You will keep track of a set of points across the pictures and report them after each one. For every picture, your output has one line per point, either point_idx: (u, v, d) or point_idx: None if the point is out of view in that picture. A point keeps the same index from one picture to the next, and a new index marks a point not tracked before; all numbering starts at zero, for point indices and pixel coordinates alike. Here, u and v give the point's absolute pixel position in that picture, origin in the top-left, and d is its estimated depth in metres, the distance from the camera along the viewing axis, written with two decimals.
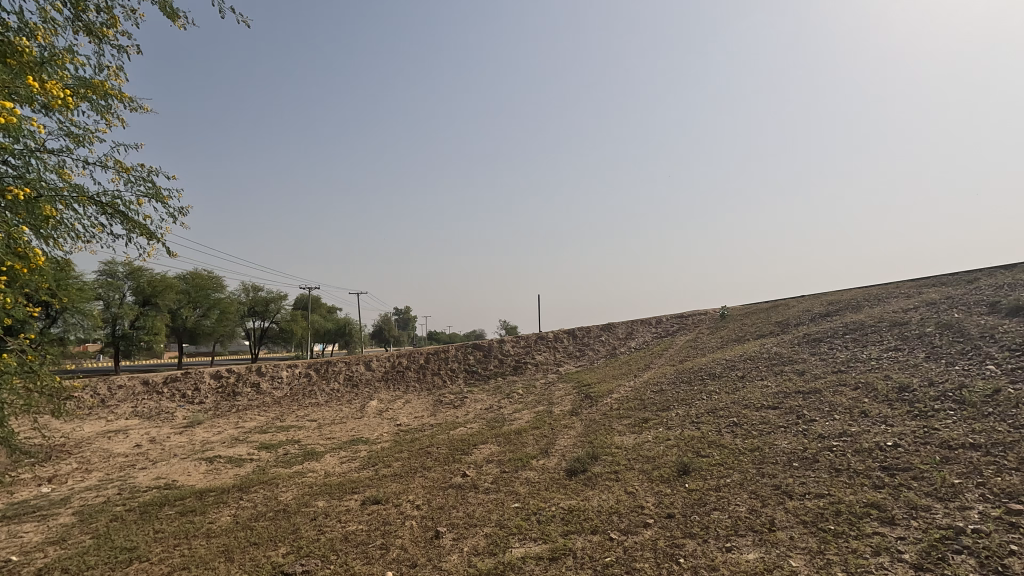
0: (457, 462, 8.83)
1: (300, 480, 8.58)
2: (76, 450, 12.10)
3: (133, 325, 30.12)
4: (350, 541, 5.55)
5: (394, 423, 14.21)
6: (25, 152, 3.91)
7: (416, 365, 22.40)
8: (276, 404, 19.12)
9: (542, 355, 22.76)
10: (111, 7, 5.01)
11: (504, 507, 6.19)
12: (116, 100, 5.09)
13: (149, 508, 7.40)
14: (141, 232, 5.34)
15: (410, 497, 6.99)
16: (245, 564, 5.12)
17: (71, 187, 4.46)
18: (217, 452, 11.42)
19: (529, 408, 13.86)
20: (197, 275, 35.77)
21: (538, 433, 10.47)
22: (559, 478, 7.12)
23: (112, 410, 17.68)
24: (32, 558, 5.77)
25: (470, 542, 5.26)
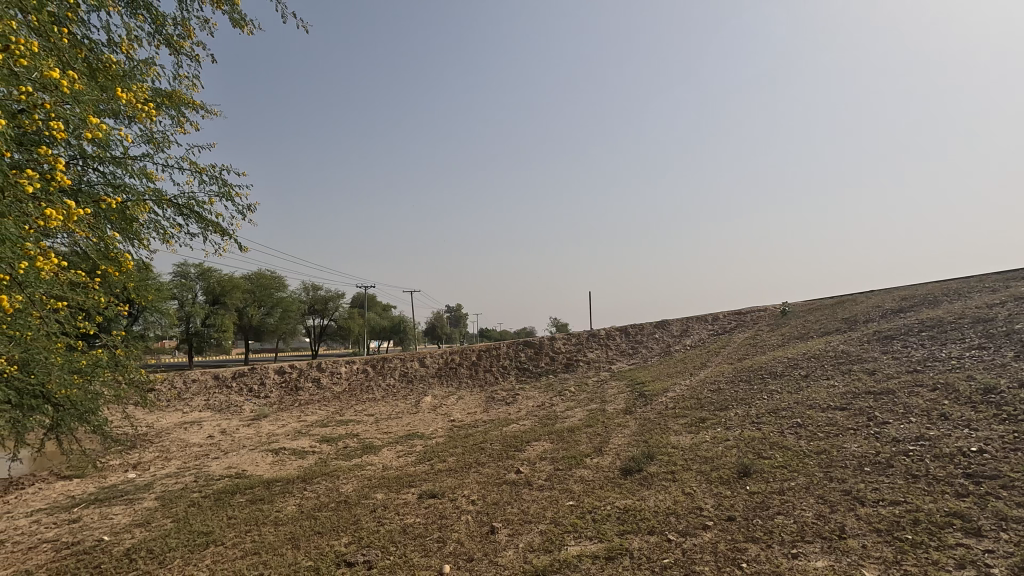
0: (511, 458, 8.89)
1: (360, 472, 8.88)
2: (157, 439, 13.03)
3: (205, 323, 32.13)
4: (408, 533, 5.69)
5: (448, 419, 14.44)
6: (113, 160, 4.21)
7: (468, 362, 22.72)
8: (335, 398, 19.84)
9: (594, 353, 22.53)
10: (186, 19, 5.32)
11: (559, 505, 6.19)
12: (190, 107, 5.40)
13: (222, 496, 7.87)
14: (214, 230, 5.67)
15: (465, 492, 7.10)
16: (311, 552, 5.34)
17: (153, 190, 4.77)
18: (282, 445, 11.98)
19: (582, 406, 13.78)
20: (261, 275, 37.53)
21: (592, 431, 10.36)
22: (614, 477, 7.03)
23: (187, 403, 18.89)
24: (121, 538, 6.25)
25: (526, 539, 5.28)
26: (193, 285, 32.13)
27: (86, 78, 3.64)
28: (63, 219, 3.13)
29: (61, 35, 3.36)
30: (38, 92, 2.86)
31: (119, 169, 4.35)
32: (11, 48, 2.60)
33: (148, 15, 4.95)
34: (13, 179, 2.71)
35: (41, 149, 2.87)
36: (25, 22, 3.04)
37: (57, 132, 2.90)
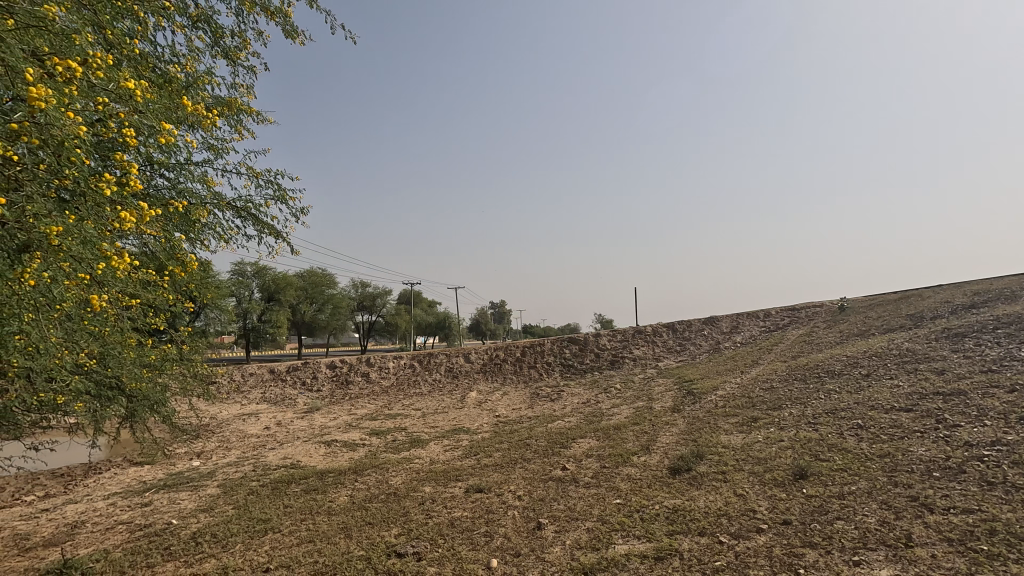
0: (556, 454, 8.88)
1: (408, 465, 9.07)
2: (219, 430, 13.72)
3: (261, 319, 33.60)
4: (456, 527, 5.76)
5: (493, 415, 14.56)
6: (178, 166, 4.42)
7: (512, 358, 22.82)
8: (384, 392, 20.34)
9: (641, 350, 22.18)
10: (242, 31, 5.54)
11: (606, 502, 6.13)
12: (247, 114, 5.63)
13: (279, 485, 8.21)
14: (269, 232, 5.91)
15: (511, 487, 7.14)
16: (363, 542, 5.50)
17: (213, 194, 4.99)
18: (334, 437, 12.37)
19: (628, 403, 13.59)
20: (312, 272, 38.81)
21: (639, 429, 10.20)
22: (662, 476, 6.90)
23: (246, 395, 19.80)
24: (187, 523, 6.61)
25: (573, 536, 5.26)
26: (250, 283, 33.59)
27: (155, 89, 3.83)
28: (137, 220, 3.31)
29: (133, 49, 3.56)
30: (113, 103, 3.01)
31: (182, 175, 4.56)
32: (91, 62, 2.79)
33: (207, 28, 5.18)
34: (94, 185, 2.89)
35: (116, 156, 3.03)
36: (99, 37, 3.20)
37: (129, 140, 3.04)
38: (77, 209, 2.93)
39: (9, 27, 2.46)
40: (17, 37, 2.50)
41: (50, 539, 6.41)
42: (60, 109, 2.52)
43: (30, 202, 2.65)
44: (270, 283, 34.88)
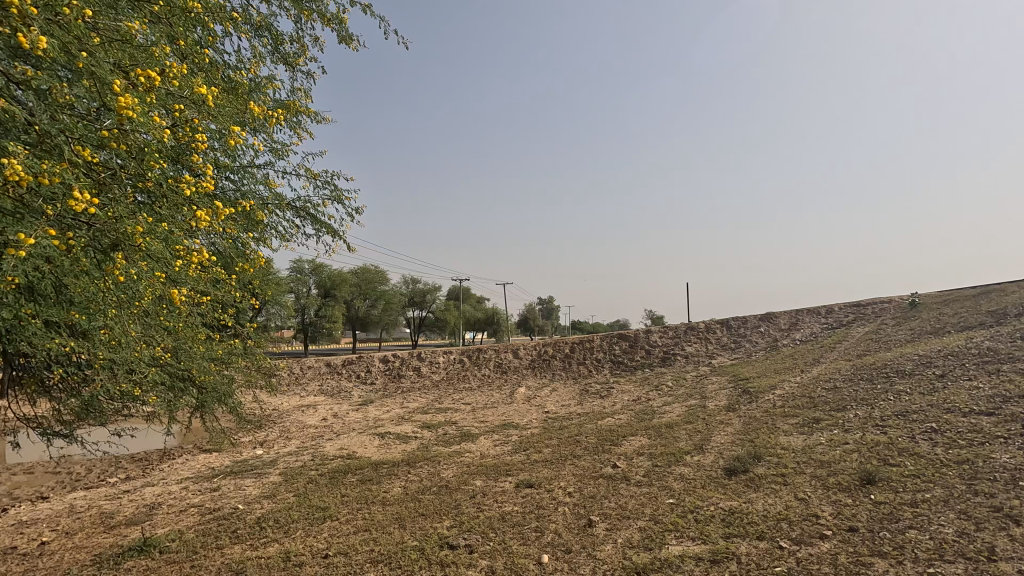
0: (607, 452, 8.79)
1: (459, 459, 9.21)
2: (280, 420, 14.38)
3: (318, 314, 34.93)
4: (506, 521, 5.81)
5: (542, 411, 14.55)
6: (243, 168, 4.62)
7: (561, 354, 22.75)
8: (434, 386, 20.73)
9: (693, 347, 21.62)
10: (300, 37, 5.73)
11: (658, 502, 6.02)
12: (305, 117, 5.83)
13: (336, 474, 8.52)
14: (327, 231, 6.11)
15: (561, 483, 7.13)
16: (416, 532, 5.63)
17: (274, 195, 5.20)
18: (387, 429, 12.71)
19: (680, 401, 13.30)
20: (365, 269, 39.96)
21: (692, 428, 9.95)
22: (717, 477, 6.72)
23: (304, 387, 20.65)
24: (253, 508, 6.96)
25: (624, 534, 5.20)
26: (307, 279, 34.98)
27: (223, 95, 4.01)
28: (209, 219, 3.49)
29: (203, 58, 3.75)
30: (188, 110, 3.18)
31: (246, 177, 4.77)
32: (169, 71, 2.95)
33: (268, 35, 5.40)
34: (174, 188, 3.06)
35: (191, 161, 3.20)
36: (172, 47, 3.37)
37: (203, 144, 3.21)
38: (158, 208, 3.13)
39: (97, 42, 2.62)
40: (104, 51, 2.66)
41: (131, 519, 6.90)
42: (143, 117, 2.68)
43: (117, 204, 2.83)
44: (326, 280, 36.20)
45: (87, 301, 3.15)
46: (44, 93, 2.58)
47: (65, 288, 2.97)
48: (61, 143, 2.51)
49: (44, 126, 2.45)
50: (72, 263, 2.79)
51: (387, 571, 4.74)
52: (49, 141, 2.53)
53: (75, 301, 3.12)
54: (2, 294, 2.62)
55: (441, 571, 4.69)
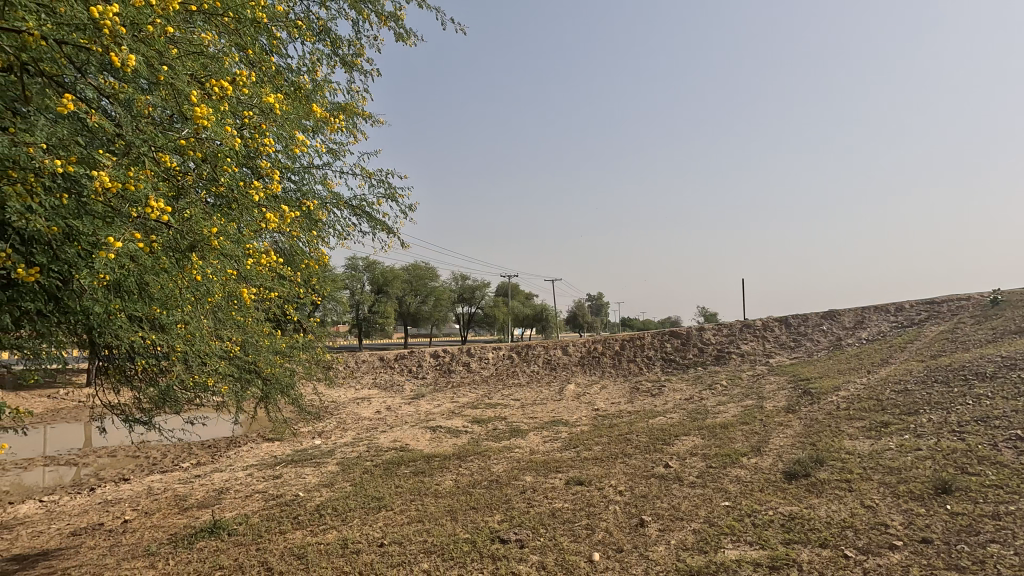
0: (659, 451, 8.64)
1: (508, 454, 9.27)
2: (337, 411, 14.92)
3: (372, 310, 36.03)
4: (557, 517, 5.81)
5: (592, 408, 14.43)
6: (304, 169, 4.80)
7: (611, 351, 22.49)
8: (484, 381, 20.96)
9: (750, 345, 20.87)
10: (357, 38, 5.90)
11: (713, 504, 5.87)
12: (361, 117, 5.99)
13: (390, 466, 8.76)
14: (382, 228, 6.27)
15: (612, 481, 7.06)
16: (468, 525, 5.72)
17: (332, 195, 5.37)
18: (438, 423, 12.94)
19: (736, 401, 12.88)
20: (416, 265, 40.79)
21: (748, 429, 9.61)
22: (776, 480, 6.47)
23: (359, 380, 21.36)
24: (312, 495, 7.26)
25: (678, 536, 5.10)
26: (361, 276, 36.09)
27: (288, 100, 4.19)
28: (276, 220, 3.66)
29: (269, 64, 3.91)
30: (256, 116, 3.34)
31: (307, 177, 4.95)
32: (240, 79, 3.10)
33: (328, 39, 5.58)
34: (245, 191, 3.22)
35: (259, 164, 3.36)
36: (241, 55, 3.54)
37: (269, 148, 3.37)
38: (229, 210, 3.30)
39: (176, 55, 2.78)
40: (182, 63, 2.81)
41: (203, 502, 7.33)
42: (217, 125, 2.82)
43: (192, 207, 3.00)
44: (379, 277, 37.25)
45: (165, 297, 3.36)
46: (129, 104, 2.77)
47: (146, 286, 3.18)
48: (145, 151, 2.68)
49: (130, 135, 2.63)
50: (153, 262, 2.99)
51: (440, 562, 4.83)
52: (134, 149, 2.71)
53: (156, 297, 3.33)
54: (92, 291, 2.83)
55: (492, 564, 4.74)
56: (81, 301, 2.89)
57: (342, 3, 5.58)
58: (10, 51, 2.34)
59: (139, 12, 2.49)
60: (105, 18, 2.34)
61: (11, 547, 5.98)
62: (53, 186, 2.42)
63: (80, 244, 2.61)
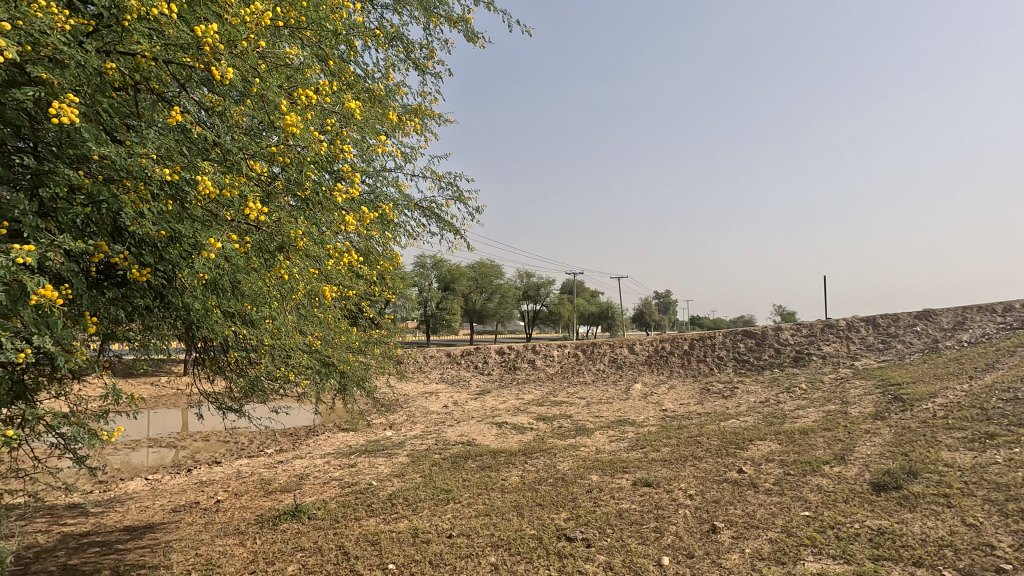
0: (732, 455, 8.31)
1: (574, 452, 9.24)
2: (407, 405, 15.45)
3: (439, 307, 37.00)
4: (624, 518, 5.74)
5: (660, 408, 14.09)
6: (378, 172, 4.99)
7: (680, 351, 21.86)
8: (549, 379, 20.99)
9: (832, 346, 19.62)
10: (428, 42, 6.05)
11: (791, 513, 5.58)
12: (431, 119, 6.14)
13: (457, 459, 8.96)
14: (450, 229, 6.42)
15: (682, 484, 6.87)
16: (534, 521, 5.75)
17: (404, 197, 5.55)
18: (504, 419, 13.09)
19: (816, 406, 12.17)
20: (482, 263, 41.41)
21: (831, 436, 9.05)
22: (863, 491, 6.06)
23: (427, 375, 22.00)
24: (385, 485, 7.55)
25: (753, 544, 4.89)
26: (429, 274, 37.12)
27: (365, 106, 4.36)
28: (355, 223, 3.83)
29: (348, 72, 4.08)
30: (337, 123, 3.51)
31: (380, 181, 5.13)
32: (323, 89, 3.27)
33: (402, 45, 5.75)
34: (329, 196, 3.40)
35: (340, 168, 3.53)
36: (323, 66, 3.72)
37: (348, 153, 3.53)
38: (312, 211, 3.49)
39: (266, 69, 2.97)
40: (272, 76, 3.01)
41: (286, 486, 7.82)
42: (303, 132, 3.00)
43: (280, 210, 3.20)
44: (446, 274, 38.19)
45: (255, 295, 3.61)
46: (224, 116, 2.99)
47: (238, 284, 3.42)
48: (240, 159, 2.89)
49: (228, 145, 2.85)
50: (245, 262, 3.21)
51: (506, 557, 4.90)
52: (230, 158, 2.92)
53: (247, 295, 3.58)
54: (192, 289, 3.08)
55: (558, 562, 4.74)
56: (182, 298, 3.16)
57: (413, 9, 5.74)
58: (125, 71, 2.59)
59: (234, 29, 2.67)
60: (207, 37, 2.54)
61: (123, 519, 6.64)
62: (160, 193, 2.66)
63: (181, 246, 2.85)
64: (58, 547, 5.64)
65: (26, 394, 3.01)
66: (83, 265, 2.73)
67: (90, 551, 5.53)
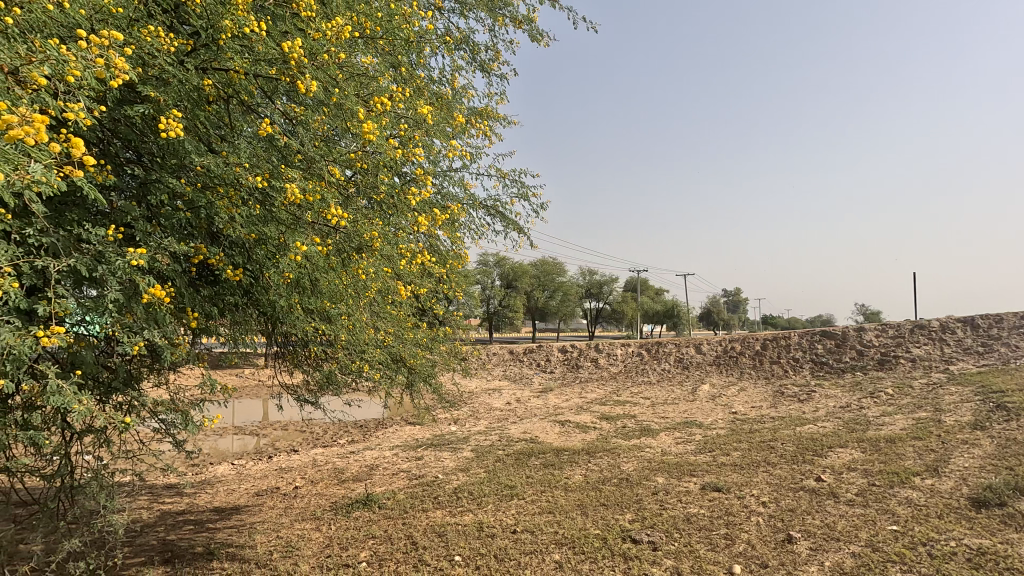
0: (809, 462, 7.88)
1: (639, 453, 9.08)
2: (470, 401, 15.72)
3: (502, 304, 37.40)
4: (692, 523, 5.58)
5: (729, 411, 13.56)
6: (445, 173, 5.09)
7: (751, 351, 20.95)
8: (612, 377, 20.71)
9: (923, 349, 18.13)
10: (494, 43, 6.11)
11: (876, 526, 5.22)
12: (496, 119, 6.21)
13: (520, 456, 9.03)
14: (514, 228, 6.47)
15: (754, 491, 6.59)
16: (598, 521, 5.70)
17: (469, 197, 5.64)
18: (567, 418, 13.04)
19: (905, 413, 11.30)
20: (544, 261, 41.44)
21: (922, 446, 8.37)
22: (960, 507, 5.58)
23: (491, 371, 22.30)
24: (450, 478, 7.73)
25: (833, 557, 4.62)
26: (492, 272, 37.53)
27: (434, 109, 4.46)
28: (426, 224, 3.94)
29: (417, 76, 4.19)
30: (409, 127, 3.62)
31: (448, 182, 5.25)
32: (396, 95, 3.38)
33: (468, 48, 5.84)
34: (403, 198, 3.52)
35: (411, 171, 3.64)
36: (395, 73, 3.84)
37: (419, 156, 3.63)
38: (385, 213, 3.62)
39: (344, 78, 3.11)
40: (349, 85, 3.15)
41: (358, 475, 8.17)
42: (380, 138, 3.11)
43: (357, 212, 3.34)
44: (509, 272, 38.48)
45: (332, 293, 3.79)
46: (305, 124, 3.16)
47: (317, 283, 3.61)
48: (321, 166, 3.05)
49: (310, 152, 3.02)
50: (324, 263, 3.39)
51: (571, 555, 4.88)
52: (312, 164, 3.09)
53: (325, 294, 3.77)
54: (278, 287, 3.30)
55: (624, 563, 4.68)
56: (268, 295, 3.39)
57: (479, 12, 5.82)
58: (219, 86, 2.80)
59: (316, 43, 2.82)
60: (292, 52, 2.68)
61: (212, 500, 7.17)
62: (250, 198, 2.86)
63: (267, 247, 3.06)
64: (158, 523, 6.17)
65: (134, 382, 3.32)
66: (184, 265, 2.98)
67: (185, 528, 6.01)
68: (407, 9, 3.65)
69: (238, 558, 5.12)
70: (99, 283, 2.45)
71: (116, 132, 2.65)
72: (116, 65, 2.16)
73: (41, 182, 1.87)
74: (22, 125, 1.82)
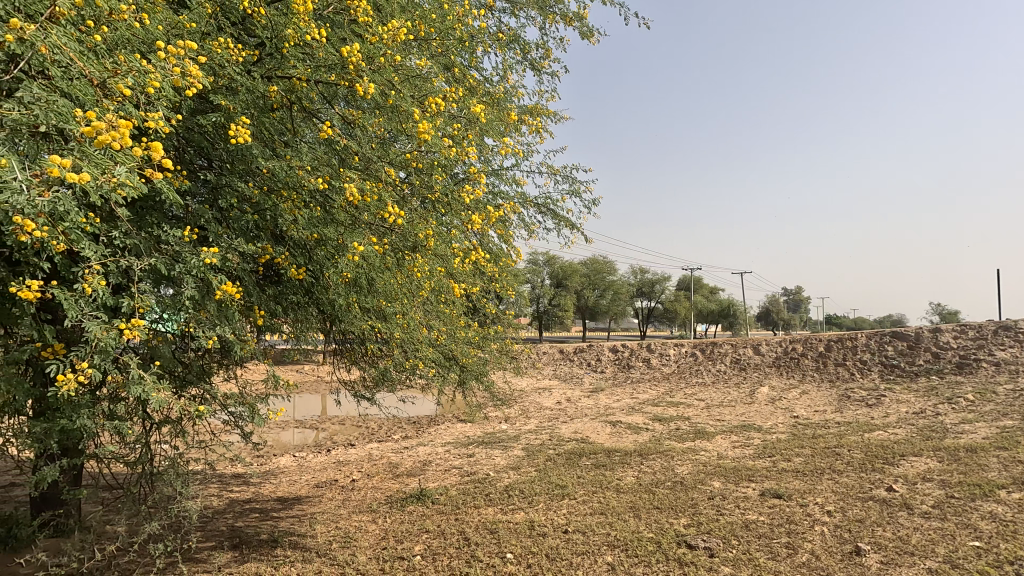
0: (879, 471, 7.44)
1: (693, 456, 8.84)
2: (521, 400, 15.78)
3: (552, 303, 37.32)
4: (751, 530, 5.38)
5: (790, 414, 13.00)
6: (497, 172, 5.13)
7: (814, 353, 19.98)
8: (665, 378, 20.26)
9: (1009, 351, 16.75)
10: (544, 41, 6.10)
11: (956, 542, 4.86)
12: (547, 117, 6.20)
13: (572, 456, 8.97)
14: (565, 225, 6.42)
15: (817, 499, 6.28)
16: (651, 524, 5.60)
17: (521, 195, 5.65)
18: (619, 418, 12.87)
19: (987, 420, 10.47)
20: (594, 260, 41.04)
21: (1008, 456, 7.74)
22: None
23: (541, 371, 22.30)
24: (501, 476, 7.78)
25: (906, 572, 4.35)
26: (542, 271, 37.46)
27: (486, 108, 4.50)
28: (478, 222, 3.97)
29: (469, 76, 4.24)
30: (461, 127, 3.67)
31: (499, 180, 5.28)
32: (448, 95, 3.43)
33: (519, 47, 5.86)
34: (455, 196, 3.55)
35: (464, 170, 3.68)
36: (448, 74, 3.90)
37: (472, 155, 3.67)
38: (440, 212, 3.67)
39: (399, 80, 3.18)
40: (405, 87, 3.21)
41: (411, 471, 8.35)
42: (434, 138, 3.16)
43: (412, 211, 3.40)
44: (558, 271, 38.31)
45: (388, 292, 3.87)
46: (362, 127, 3.25)
47: (374, 282, 3.71)
48: (377, 166, 3.13)
49: (367, 153, 3.10)
50: (380, 262, 3.48)
51: (623, 558, 4.82)
52: (370, 164, 3.18)
53: (381, 293, 3.86)
54: (337, 286, 3.41)
55: (679, 568, 4.58)
56: (328, 294, 3.51)
57: (529, 10, 5.82)
58: (283, 92, 2.93)
59: (373, 46, 2.90)
60: (351, 56, 2.76)
61: (276, 490, 7.51)
62: (311, 200, 2.97)
63: (327, 248, 3.16)
64: (227, 510, 6.52)
65: (206, 376, 3.52)
66: (252, 264, 3.13)
67: (251, 516, 6.33)
68: (460, 10, 3.70)
69: (300, 547, 5.34)
70: (177, 281, 2.62)
71: (191, 140, 2.82)
72: (192, 73, 2.29)
73: (126, 185, 2.02)
74: (110, 131, 1.96)
